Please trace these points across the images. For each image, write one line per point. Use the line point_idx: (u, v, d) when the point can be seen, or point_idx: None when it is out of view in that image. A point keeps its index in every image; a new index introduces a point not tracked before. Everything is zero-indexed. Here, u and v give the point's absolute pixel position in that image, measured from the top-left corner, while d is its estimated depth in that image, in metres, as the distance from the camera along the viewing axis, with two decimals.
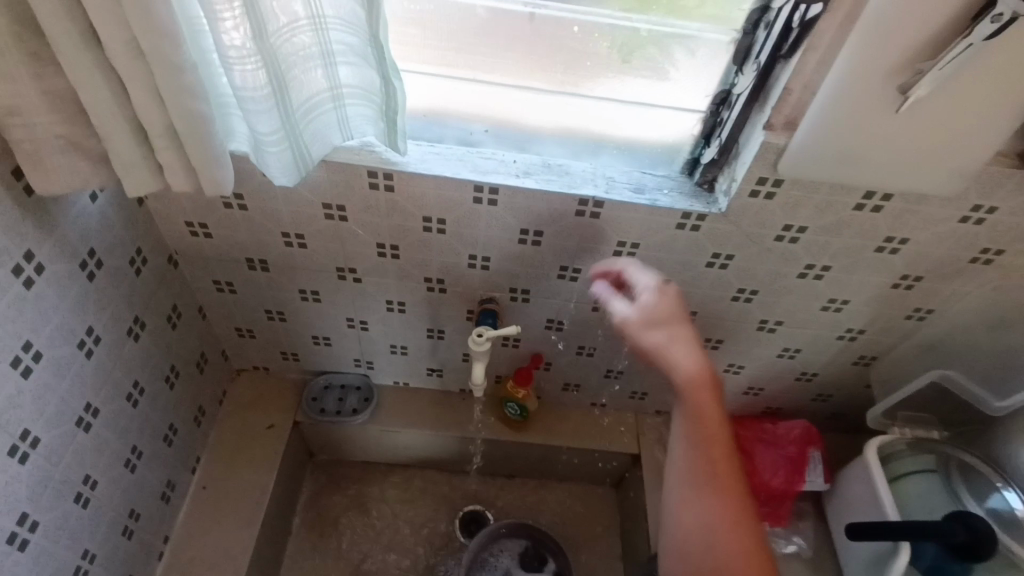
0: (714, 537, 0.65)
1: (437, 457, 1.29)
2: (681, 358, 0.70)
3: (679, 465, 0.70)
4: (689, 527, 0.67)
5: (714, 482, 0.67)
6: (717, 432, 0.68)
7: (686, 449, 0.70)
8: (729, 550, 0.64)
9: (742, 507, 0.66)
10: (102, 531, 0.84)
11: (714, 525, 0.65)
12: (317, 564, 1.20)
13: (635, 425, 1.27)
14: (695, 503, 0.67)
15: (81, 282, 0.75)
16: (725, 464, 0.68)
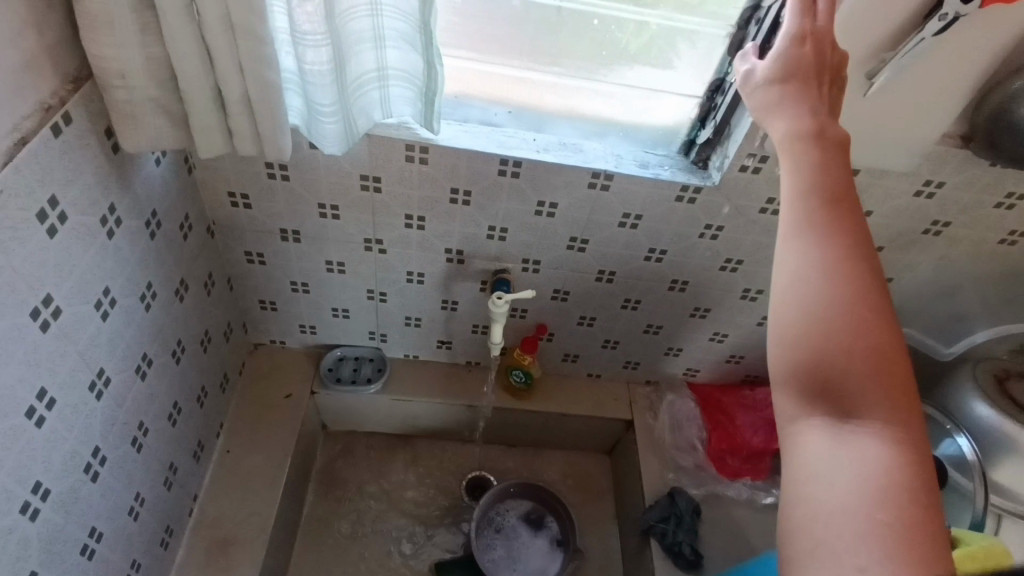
0: (834, 322, 0.51)
1: (445, 428, 1.35)
2: (816, 104, 0.58)
3: (802, 213, 0.54)
4: (807, 273, 0.53)
5: (831, 260, 0.52)
6: (830, 175, 0.55)
7: (805, 215, 0.54)
8: (852, 346, 0.51)
9: (859, 266, 0.53)
10: (150, 477, 0.89)
11: (815, 273, 0.52)
12: (327, 525, 1.23)
13: (630, 393, 1.35)
14: (808, 290, 0.52)
15: (145, 238, 0.82)
16: (844, 224, 0.53)
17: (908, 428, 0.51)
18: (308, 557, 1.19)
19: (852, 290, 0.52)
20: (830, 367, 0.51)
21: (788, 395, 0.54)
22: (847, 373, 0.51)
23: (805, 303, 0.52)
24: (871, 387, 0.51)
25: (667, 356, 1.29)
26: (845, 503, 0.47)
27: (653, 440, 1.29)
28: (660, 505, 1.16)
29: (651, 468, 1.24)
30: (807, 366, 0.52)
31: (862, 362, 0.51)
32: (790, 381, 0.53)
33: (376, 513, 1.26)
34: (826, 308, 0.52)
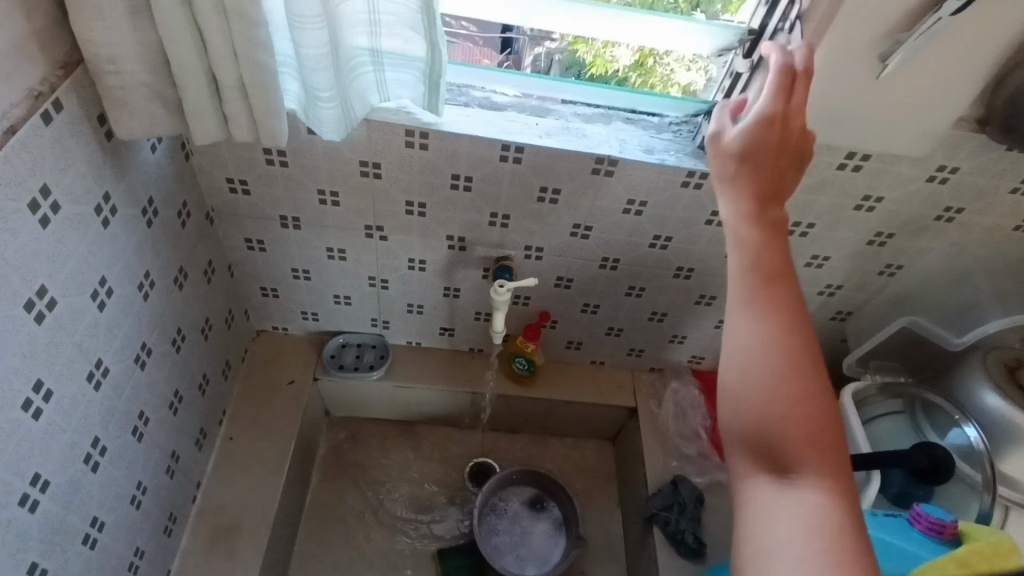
0: (772, 388, 0.60)
1: (448, 414, 1.35)
2: (771, 182, 0.64)
3: (742, 288, 0.64)
4: (745, 341, 0.62)
5: (769, 334, 0.61)
6: (772, 255, 0.63)
7: (743, 290, 0.64)
8: (789, 407, 0.59)
9: (793, 339, 0.61)
10: (152, 466, 0.89)
11: (754, 344, 0.61)
12: (332, 512, 1.24)
13: (634, 381, 1.34)
14: (746, 357, 0.61)
15: (141, 226, 0.81)
16: (780, 303, 0.63)
17: (842, 482, 0.58)
18: (311, 544, 1.19)
19: (786, 361, 0.61)
20: (768, 424, 0.59)
21: (738, 449, 0.62)
22: (785, 431, 0.59)
23: (745, 367, 0.61)
24: (807, 443, 0.58)
25: (671, 344, 1.28)
26: (787, 545, 0.53)
27: (657, 427, 1.28)
28: (664, 493, 1.16)
29: (655, 456, 1.24)
30: (749, 424, 0.60)
31: (797, 422, 0.59)
32: (737, 437, 0.61)
33: (379, 499, 1.26)
34: (764, 376, 0.60)
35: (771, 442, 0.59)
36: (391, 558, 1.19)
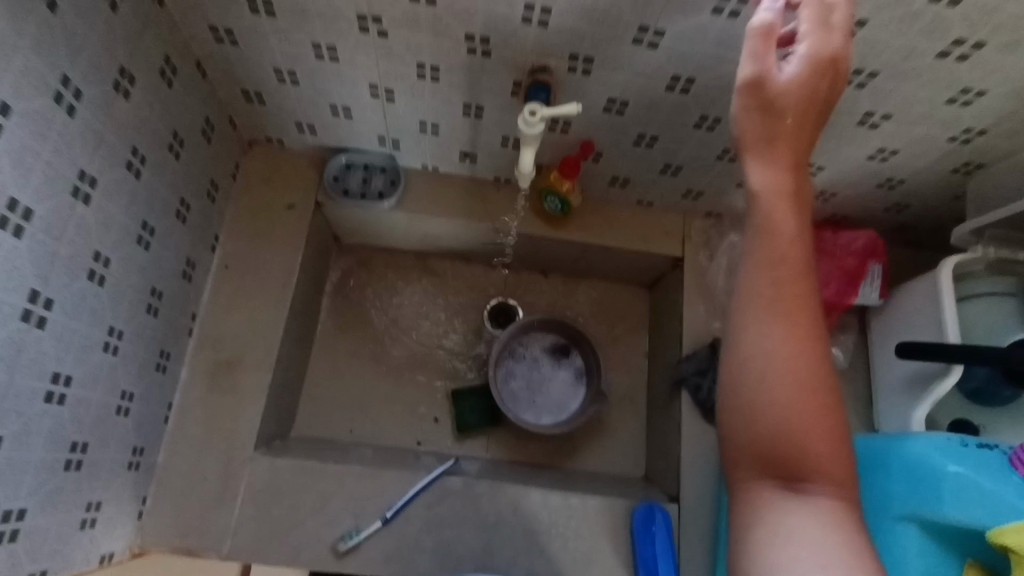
0: (793, 390, 0.53)
1: (468, 250, 1.20)
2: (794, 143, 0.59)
3: (773, 271, 0.56)
4: (767, 334, 0.55)
5: (795, 332, 0.55)
6: (794, 241, 0.57)
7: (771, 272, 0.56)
8: (808, 413, 0.53)
9: (816, 339, 0.56)
10: (125, 308, 0.78)
11: (777, 342, 0.55)
12: (345, 343, 1.18)
13: (685, 226, 1.15)
14: (768, 353, 0.54)
15: (38, 10, 0.58)
16: (805, 295, 0.56)
17: (851, 492, 0.54)
18: (323, 374, 1.16)
19: (810, 363, 0.54)
20: (785, 432, 0.53)
21: (747, 454, 0.55)
22: (803, 440, 0.53)
23: (768, 362, 0.54)
24: (823, 451, 0.53)
25: (738, 188, 1.06)
26: (810, 560, 0.49)
27: (703, 283, 1.12)
28: (701, 357, 1.05)
29: (695, 315, 1.10)
30: (765, 429, 0.54)
31: (815, 431, 0.53)
32: (750, 443, 0.54)
33: (393, 333, 1.20)
34: (787, 376, 0.54)
35: (788, 453, 0.53)
36: (406, 393, 1.16)
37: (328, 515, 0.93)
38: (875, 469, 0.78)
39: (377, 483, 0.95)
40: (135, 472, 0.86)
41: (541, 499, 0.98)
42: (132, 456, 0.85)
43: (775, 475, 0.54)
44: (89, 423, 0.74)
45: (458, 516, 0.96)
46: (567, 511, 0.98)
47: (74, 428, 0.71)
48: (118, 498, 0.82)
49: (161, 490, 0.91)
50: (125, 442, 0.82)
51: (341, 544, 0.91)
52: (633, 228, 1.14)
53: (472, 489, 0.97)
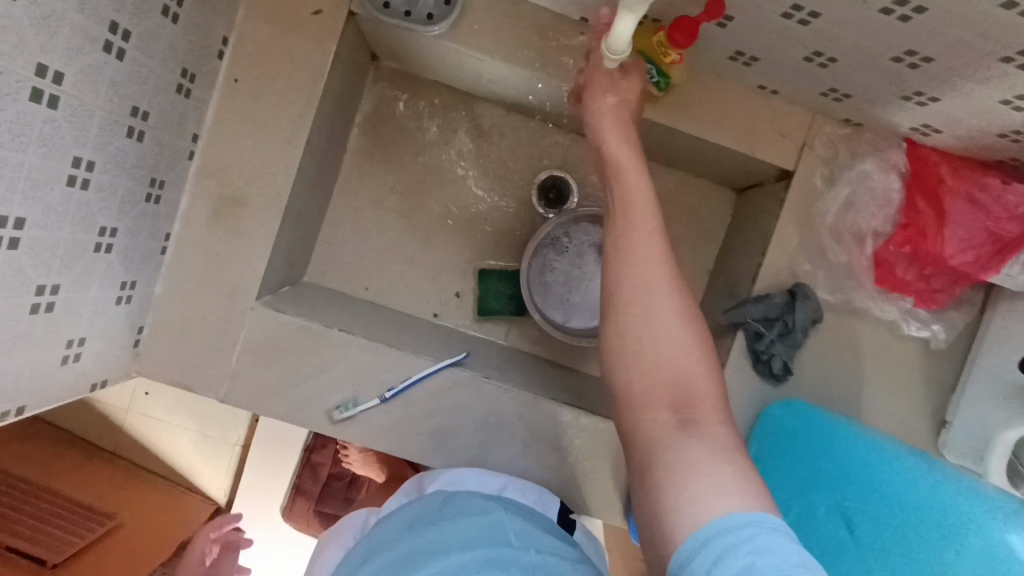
0: (665, 322, 0.61)
1: (530, 104, 0.99)
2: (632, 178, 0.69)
3: (637, 241, 0.64)
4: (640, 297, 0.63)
5: (659, 276, 0.63)
6: (645, 201, 0.67)
7: (633, 248, 0.64)
8: (679, 340, 0.61)
9: (677, 281, 0.63)
10: (94, 134, 0.63)
11: (647, 283, 0.63)
12: (373, 187, 1.04)
13: (806, 133, 0.90)
14: (643, 307, 0.62)
15: None
16: (662, 246, 0.65)
17: (728, 411, 0.60)
18: (343, 218, 1.04)
19: (674, 297, 0.62)
20: (666, 352, 0.61)
21: (642, 382, 0.61)
22: (678, 365, 0.60)
23: (645, 318, 0.62)
24: (694, 371, 0.60)
25: (902, 100, 0.79)
26: (704, 468, 0.55)
27: (805, 211, 0.90)
28: (775, 302, 0.88)
29: (783, 248, 0.90)
30: (648, 375, 0.61)
31: (687, 356, 0.61)
32: (640, 373, 0.61)
33: (427, 187, 1.05)
34: (658, 310, 0.62)
35: (669, 374, 0.60)
36: (430, 258, 1.04)
37: (328, 380, 0.88)
38: (935, 530, 0.65)
39: (381, 359, 0.89)
40: (125, 306, 0.79)
41: (550, 411, 0.90)
42: (120, 290, 0.77)
43: (664, 400, 0.60)
44: (59, 262, 0.64)
45: (459, 410, 0.89)
46: (575, 429, 0.90)
47: (38, 270, 0.62)
48: (105, 333, 0.76)
49: (158, 322, 0.86)
50: (111, 279, 0.74)
51: (337, 413, 0.87)
52: (741, 121, 0.90)
53: (478, 385, 0.89)
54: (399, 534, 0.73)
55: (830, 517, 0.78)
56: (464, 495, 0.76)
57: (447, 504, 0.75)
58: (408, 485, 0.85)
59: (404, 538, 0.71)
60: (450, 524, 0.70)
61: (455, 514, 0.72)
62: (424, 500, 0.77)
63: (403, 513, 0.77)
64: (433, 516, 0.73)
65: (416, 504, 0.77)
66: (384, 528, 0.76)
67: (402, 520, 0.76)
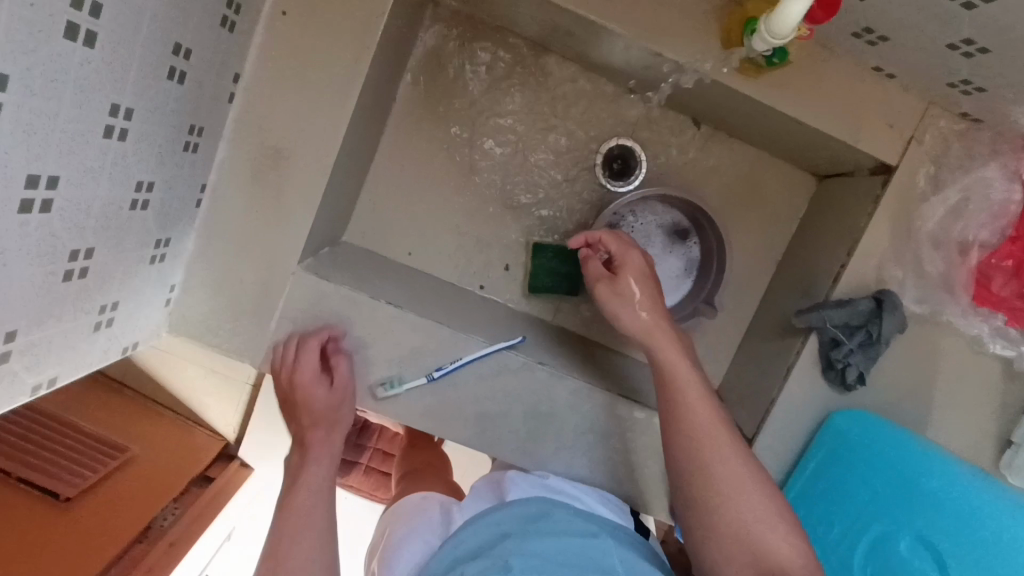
0: (726, 479, 0.70)
1: (608, 63, 0.89)
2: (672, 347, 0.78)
3: (689, 412, 0.74)
4: (701, 451, 0.72)
5: (714, 442, 0.71)
6: (686, 379, 0.75)
7: (685, 420, 0.73)
8: (744, 493, 0.69)
9: (730, 443, 0.72)
10: (134, 76, 0.53)
11: (701, 448, 0.71)
12: (424, 142, 0.95)
13: (916, 125, 0.81)
14: (705, 469, 0.70)
15: None
16: (711, 413, 0.73)
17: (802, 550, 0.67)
18: (391, 175, 0.95)
19: (729, 459, 0.71)
20: (733, 504, 0.69)
21: (717, 531, 0.69)
22: (748, 515, 0.68)
23: (716, 477, 0.70)
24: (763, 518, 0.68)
25: None
26: None
27: (902, 212, 0.83)
28: (857, 309, 0.82)
29: (871, 251, 0.84)
30: (727, 528, 0.68)
31: (754, 506, 0.68)
32: (711, 525, 0.69)
33: (485, 147, 0.96)
34: (717, 470, 0.70)
35: (737, 526, 0.68)
36: (483, 225, 0.97)
37: (373, 355, 0.83)
38: None
39: (430, 337, 0.83)
40: (158, 265, 0.71)
41: (603, 403, 0.86)
42: (155, 248, 0.69)
43: (736, 547, 0.67)
44: (94, 224, 0.56)
45: (509, 394, 0.85)
46: (627, 424, 0.86)
47: (72, 234, 0.54)
48: (138, 295, 0.69)
49: (191, 280, 0.79)
50: (146, 237, 0.67)
51: (380, 391, 0.83)
52: (847, 106, 0.80)
53: (531, 371, 0.84)
54: (489, 544, 0.71)
55: (913, 552, 0.79)
56: (557, 509, 0.75)
57: (541, 516, 0.74)
58: (484, 489, 0.86)
59: (498, 544, 0.70)
60: (543, 542, 0.69)
61: (546, 532, 0.71)
62: (515, 506, 0.76)
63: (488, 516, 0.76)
64: (522, 526, 0.73)
65: (504, 508, 0.76)
66: (468, 533, 0.75)
67: (488, 529, 0.74)
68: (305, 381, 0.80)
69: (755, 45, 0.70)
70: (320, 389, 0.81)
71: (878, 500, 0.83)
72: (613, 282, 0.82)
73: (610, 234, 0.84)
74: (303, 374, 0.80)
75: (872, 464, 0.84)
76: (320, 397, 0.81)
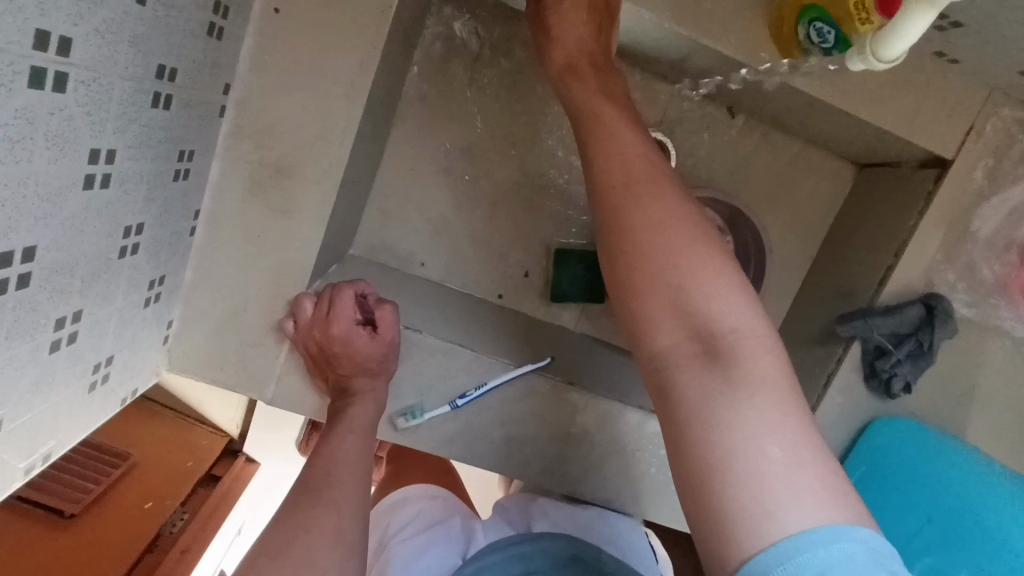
0: (661, 237, 0.51)
1: (637, 48, 0.80)
2: (603, 78, 0.63)
3: (615, 162, 0.55)
4: (630, 208, 0.53)
5: (642, 194, 0.53)
6: (615, 130, 0.57)
7: (609, 176, 0.55)
8: (676, 249, 0.50)
9: (668, 196, 0.53)
10: (115, 110, 0.45)
11: (629, 203, 0.53)
12: (434, 140, 0.87)
13: (976, 114, 0.75)
14: (639, 224, 0.52)
15: None
16: (641, 163, 0.55)
17: (736, 304, 0.49)
18: (399, 179, 0.87)
19: (662, 210, 0.52)
20: (663, 264, 0.50)
21: (660, 305, 0.50)
22: (666, 276, 0.50)
23: (647, 237, 0.51)
24: (706, 275, 0.49)
25: None
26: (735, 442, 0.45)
27: (955, 211, 0.77)
28: (907, 318, 0.77)
29: (921, 252, 0.78)
30: (665, 302, 0.50)
31: (689, 263, 0.50)
32: (654, 293, 0.50)
33: (502, 143, 0.88)
34: (654, 229, 0.51)
35: (662, 286, 0.50)
36: (499, 229, 0.90)
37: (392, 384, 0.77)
38: None
39: (451, 361, 0.77)
40: (154, 306, 0.64)
41: (636, 421, 0.81)
42: (149, 290, 0.62)
43: (677, 319, 0.49)
44: (79, 285, 0.49)
45: (537, 417, 0.80)
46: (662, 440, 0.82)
47: (57, 303, 0.46)
48: (134, 341, 0.63)
49: (188, 314, 0.72)
50: (138, 281, 0.59)
51: (401, 422, 0.77)
52: (903, 97, 0.74)
53: (560, 394, 0.80)
54: None
55: None
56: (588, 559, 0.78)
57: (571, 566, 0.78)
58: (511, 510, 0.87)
59: None
60: None
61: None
62: (547, 546, 0.79)
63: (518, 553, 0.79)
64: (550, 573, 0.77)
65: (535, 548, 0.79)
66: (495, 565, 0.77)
67: (516, 566, 0.78)
68: (342, 332, 0.72)
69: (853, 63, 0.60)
70: (362, 336, 0.72)
71: (921, 539, 0.78)
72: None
73: None
74: (342, 323, 0.72)
75: (909, 477, 0.80)
76: (362, 347, 0.72)
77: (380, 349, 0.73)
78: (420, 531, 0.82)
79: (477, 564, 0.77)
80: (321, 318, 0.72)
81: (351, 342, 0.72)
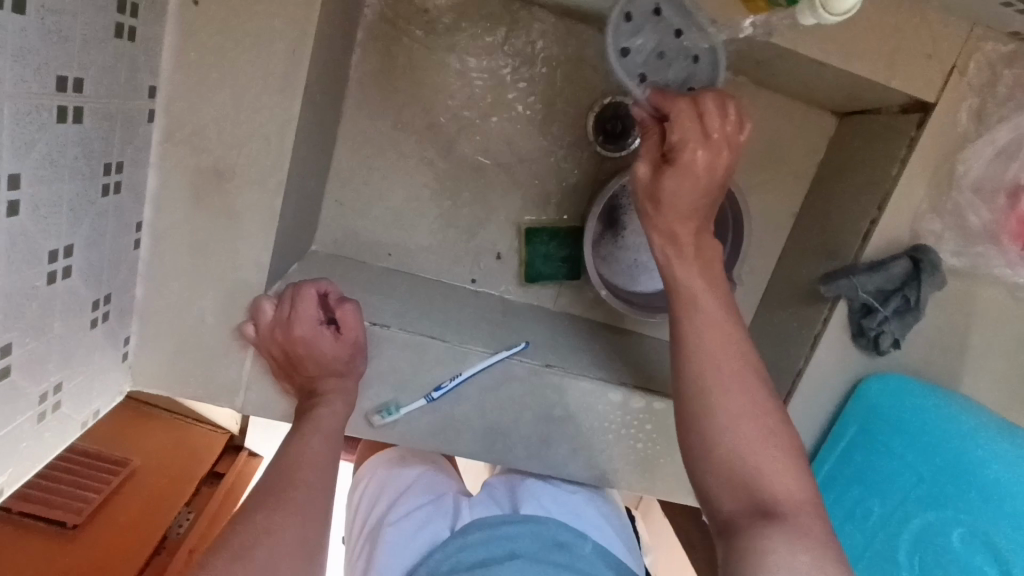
0: (743, 418, 0.61)
1: (595, 10, 0.75)
2: (701, 253, 0.67)
3: (703, 338, 0.64)
4: (705, 379, 0.63)
5: (728, 375, 0.63)
6: (709, 308, 0.65)
7: (689, 331, 0.65)
8: (757, 428, 0.61)
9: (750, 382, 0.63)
10: (9, 130, 0.42)
11: (717, 376, 0.63)
12: (390, 125, 0.83)
13: (958, 53, 0.71)
14: (717, 397, 0.62)
15: None
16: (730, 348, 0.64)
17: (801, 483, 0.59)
18: (357, 169, 0.84)
19: (745, 396, 0.62)
20: (740, 436, 0.61)
21: (727, 470, 0.61)
22: (747, 451, 0.60)
23: (724, 409, 0.61)
24: (779, 456, 0.60)
25: None
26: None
27: (939, 158, 0.73)
28: (892, 273, 0.74)
29: (903, 205, 0.75)
30: (732, 463, 0.60)
31: (764, 444, 0.60)
32: (725, 460, 0.61)
33: (463, 122, 0.84)
34: (734, 408, 0.61)
35: (744, 461, 0.60)
36: (467, 211, 0.87)
37: (364, 382, 0.75)
38: None
39: (423, 355, 0.75)
40: (102, 326, 0.62)
41: (618, 400, 0.79)
42: (94, 311, 0.60)
43: (745, 486, 0.59)
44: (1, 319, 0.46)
45: (518, 403, 0.78)
46: (643, 414, 0.80)
47: None
48: (86, 365, 0.60)
49: (145, 331, 0.69)
50: (78, 304, 0.56)
51: (377, 419, 0.75)
52: (877, 41, 0.69)
53: (538, 377, 0.77)
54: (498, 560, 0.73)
55: (967, 545, 0.70)
56: (576, 547, 0.77)
57: (555, 551, 0.75)
58: (499, 487, 0.84)
59: (508, 564, 0.72)
60: None
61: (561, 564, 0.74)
62: (532, 528, 0.77)
63: (503, 530, 0.76)
64: (537, 552, 0.74)
65: (520, 526, 0.77)
66: (477, 539, 0.75)
67: (500, 542, 0.75)
68: (305, 334, 0.69)
69: (800, 19, 0.58)
70: (326, 338, 0.70)
71: (920, 487, 0.75)
72: (708, 144, 0.63)
73: (715, 123, 0.62)
74: (304, 324, 0.69)
75: (901, 430, 0.77)
76: (326, 349, 0.70)
77: (344, 350, 0.71)
78: (404, 509, 0.81)
79: (460, 540, 0.75)
80: (282, 319, 0.68)
81: (315, 344, 0.69)
